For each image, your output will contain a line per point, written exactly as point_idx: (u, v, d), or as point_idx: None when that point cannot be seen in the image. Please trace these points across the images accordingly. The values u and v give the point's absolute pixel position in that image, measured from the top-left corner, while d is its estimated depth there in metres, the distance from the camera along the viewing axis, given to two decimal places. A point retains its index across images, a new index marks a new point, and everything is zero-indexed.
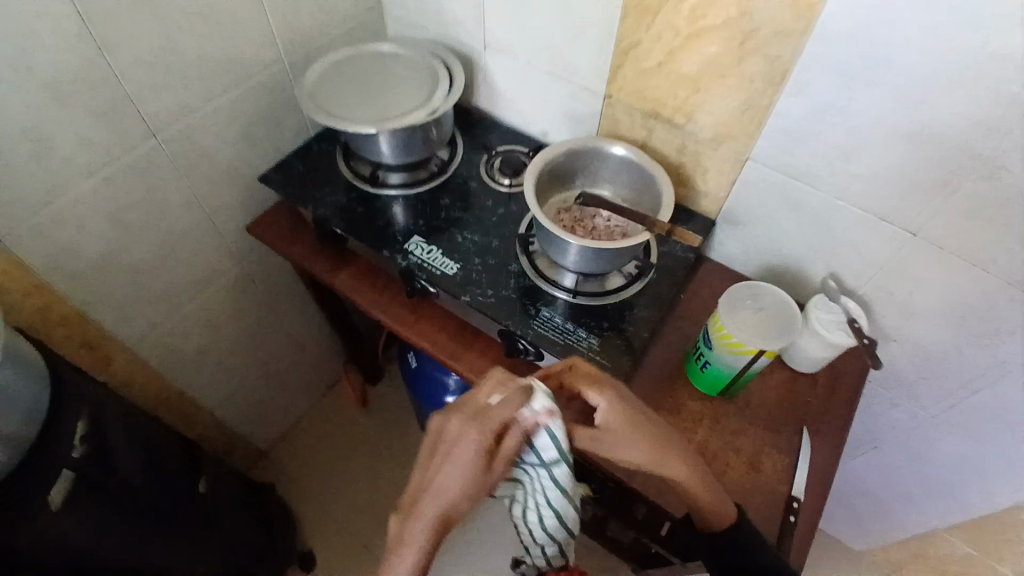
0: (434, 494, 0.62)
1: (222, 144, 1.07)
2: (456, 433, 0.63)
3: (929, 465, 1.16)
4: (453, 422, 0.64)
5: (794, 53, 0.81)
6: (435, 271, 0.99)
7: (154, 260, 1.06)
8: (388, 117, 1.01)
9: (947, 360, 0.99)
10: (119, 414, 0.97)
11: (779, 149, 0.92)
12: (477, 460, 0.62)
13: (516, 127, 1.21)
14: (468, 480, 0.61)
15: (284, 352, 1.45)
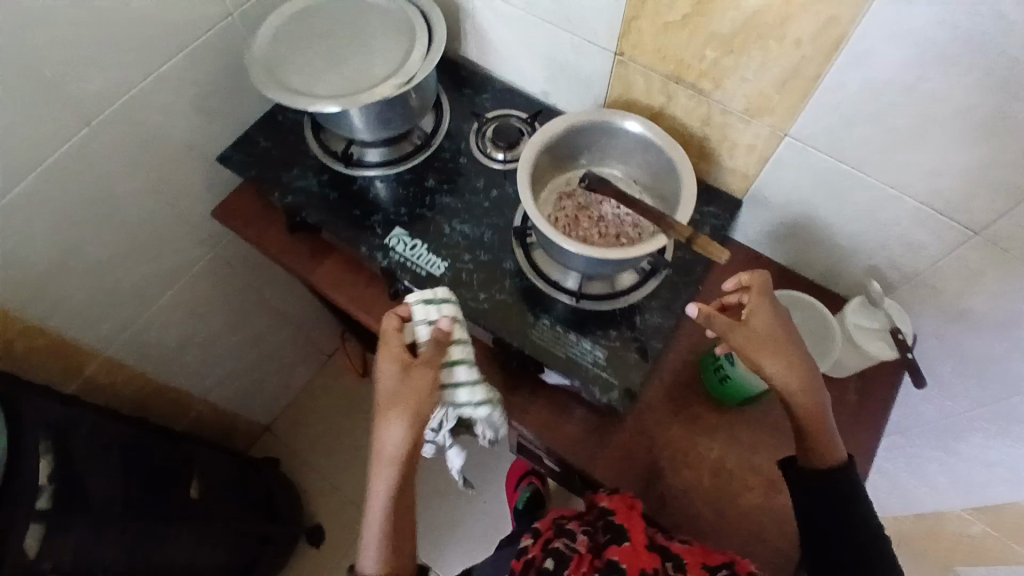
0: (381, 467, 0.75)
1: (175, 121, 0.92)
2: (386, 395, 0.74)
3: (955, 455, 1.09)
4: (382, 394, 0.74)
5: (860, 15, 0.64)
6: (420, 272, 0.88)
7: (112, 258, 0.95)
8: (358, 86, 0.84)
9: (993, 361, 0.88)
10: (95, 434, 0.90)
11: (827, 127, 0.76)
12: (403, 427, 0.72)
13: (511, 84, 1.03)
14: (405, 442, 0.73)
15: (274, 328, 1.37)
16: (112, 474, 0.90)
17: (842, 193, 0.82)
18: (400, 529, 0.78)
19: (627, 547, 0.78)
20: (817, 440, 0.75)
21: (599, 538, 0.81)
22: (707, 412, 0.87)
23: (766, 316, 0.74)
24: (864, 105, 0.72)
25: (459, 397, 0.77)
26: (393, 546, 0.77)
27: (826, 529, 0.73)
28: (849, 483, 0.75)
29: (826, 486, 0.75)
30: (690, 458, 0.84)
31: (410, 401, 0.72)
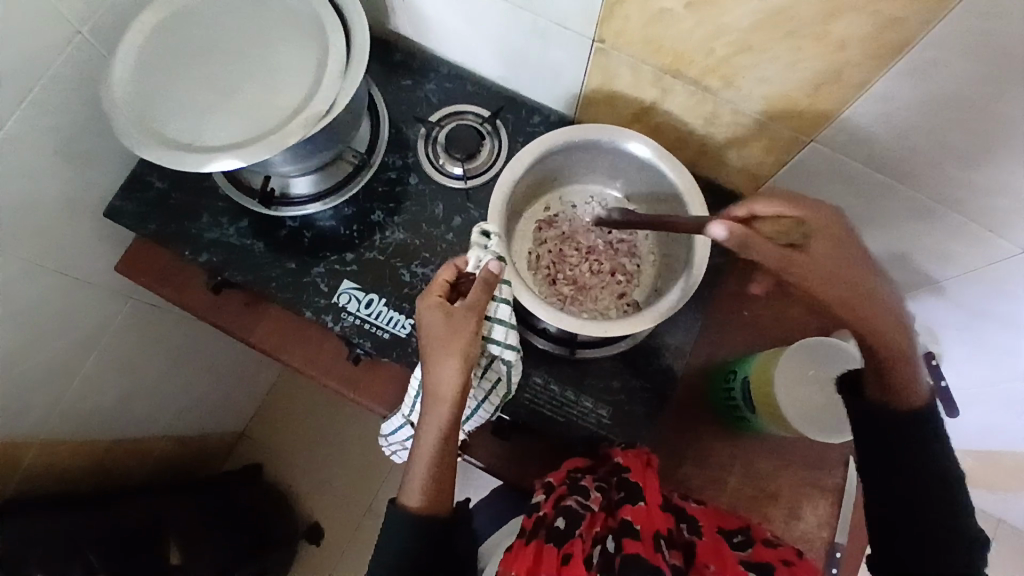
0: (428, 410, 0.60)
1: (41, 179, 0.71)
2: (427, 324, 0.59)
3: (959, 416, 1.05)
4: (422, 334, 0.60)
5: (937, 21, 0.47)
6: (383, 334, 0.75)
7: (11, 352, 0.77)
8: (263, 124, 0.64)
9: (1008, 352, 0.78)
10: (44, 556, 0.78)
11: (870, 137, 0.60)
12: (452, 369, 0.58)
13: (458, 65, 0.82)
14: (455, 383, 0.59)
15: (229, 346, 1.23)
16: None
17: (874, 204, 0.68)
18: (448, 478, 0.63)
19: (640, 506, 0.62)
20: (897, 381, 0.53)
21: (614, 495, 0.65)
22: (720, 445, 0.80)
23: (828, 236, 0.53)
24: (921, 120, 0.55)
25: (492, 335, 0.63)
26: (438, 496, 0.62)
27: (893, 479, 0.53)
28: (933, 438, 0.53)
29: (892, 439, 0.54)
30: (704, 497, 0.79)
31: (461, 338, 0.59)
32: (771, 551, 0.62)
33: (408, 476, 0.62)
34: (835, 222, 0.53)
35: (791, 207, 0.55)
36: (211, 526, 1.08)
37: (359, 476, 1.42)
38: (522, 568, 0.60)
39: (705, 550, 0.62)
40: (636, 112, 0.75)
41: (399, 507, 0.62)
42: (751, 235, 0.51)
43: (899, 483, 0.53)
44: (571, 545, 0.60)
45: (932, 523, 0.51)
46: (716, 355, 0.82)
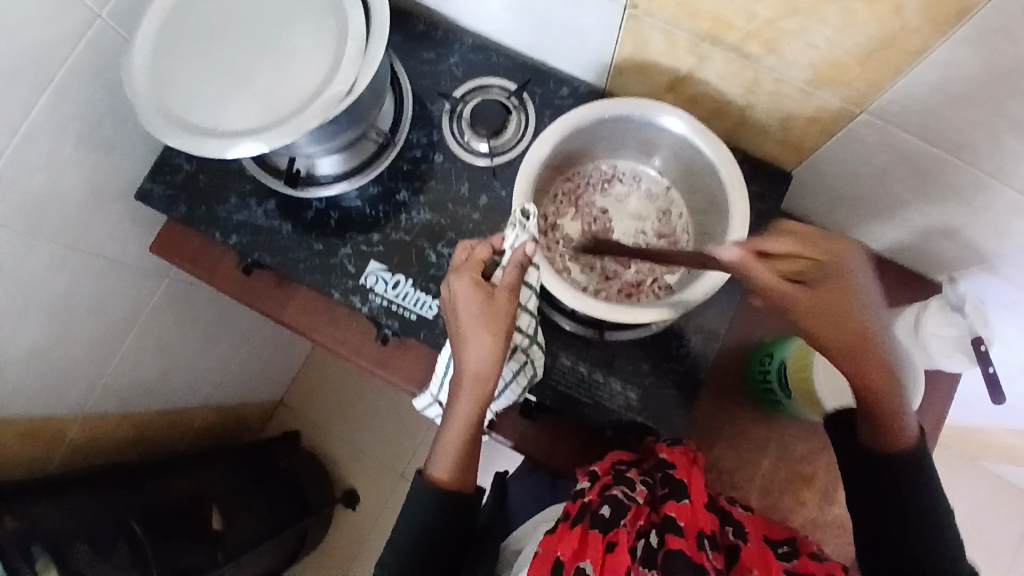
0: (460, 391, 0.61)
1: (68, 166, 0.72)
2: (459, 303, 0.59)
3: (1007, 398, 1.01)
4: (455, 315, 0.60)
5: None
6: (409, 315, 0.75)
7: (54, 332, 0.80)
8: (282, 108, 0.63)
9: None
10: (89, 530, 0.81)
11: (926, 106, 0.56)
12: (488, 347, 0.59)
13: (482, 35, 0.79)
14: (490, 363, 0.59)
15: (262, 320, 1.25)
16: (123, 563, 0.83)
17: (925, 175, 0.64)
18: (476, 452, 0.65)
19: (684, 504, 0.62)
20: (892, 420, 0.59)
21: (659, 490, 0.65)
22: (754, 427, 0.78)
23: (839, 285, 0.52)
24: (983, 91, 0.52)
25: (519, 324, 0.63)
26: (466, 470, 0.65)
27: (880, 502, 0.61)
28: (920, 464, 0.60)
29: (878, 465, 0.61)
30: (735, 480, 0.77)
31: (497, 324, 0.58)
32: (817, 563, 0.62)
33: (438, 452, 0.64)
34: (848, 268, 0.52)
35: (802, 244, 0.53)
36: (248, 496, 1.12)
37: (391, 444, 1.46)
38: (568, 548, 0.60)
39: (750, 555, 0.63)
40: (671, 81, 0.70)
41: (427, 480, 0.64)
42: (754, 264, 0.52)
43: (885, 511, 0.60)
44: (617, 534, 0.60)
45: (915, 546, 0.59)
46: (751, 336, 0.79)
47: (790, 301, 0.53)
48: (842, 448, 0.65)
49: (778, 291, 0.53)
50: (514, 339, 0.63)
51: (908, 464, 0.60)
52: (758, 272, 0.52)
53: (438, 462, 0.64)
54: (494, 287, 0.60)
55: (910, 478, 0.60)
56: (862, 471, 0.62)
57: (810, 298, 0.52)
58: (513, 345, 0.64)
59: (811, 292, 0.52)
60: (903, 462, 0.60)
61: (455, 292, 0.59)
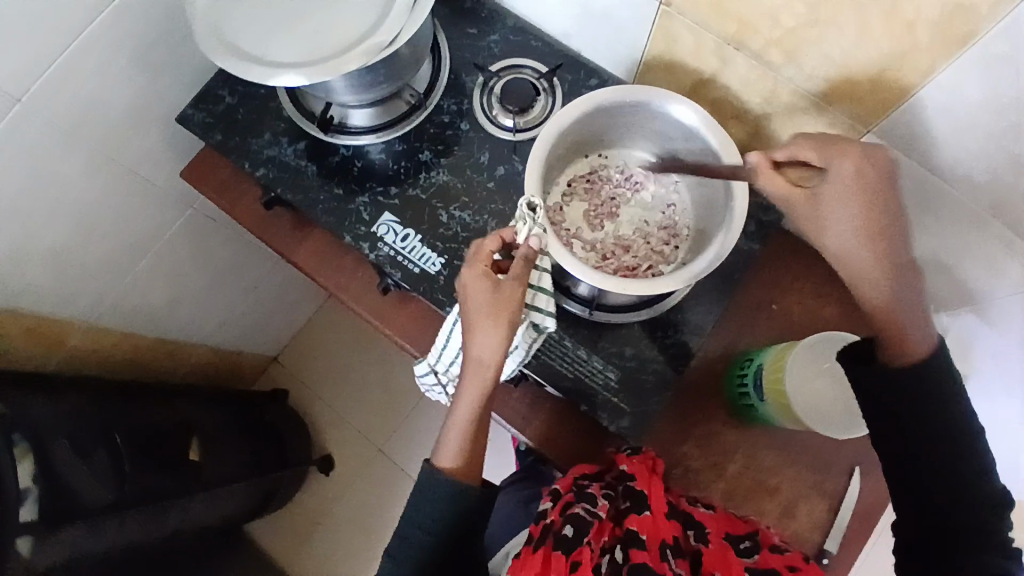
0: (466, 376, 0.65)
1: (119, 79, 0.76)
2: (469, 301, 0.62)
3: None
4: (465, 305, 0.63)
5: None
6: (412, 268, 0.78)
7: (76, 235, 0.84)
8: (326, 48, 0.67)
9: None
10: (72, 431, 0.84)
11: (930, 130, 0.59)
12: (498, 340, 0.62)
13: (525, 19, 0.84)
14: (499, 353, 0.63)
15: (273, 272, 1.28)
16: (101, 468, 0.85)
17: (923, 203, 0.67)
18: (481, 435, 0.68)
19: (645, 516, 0.69)
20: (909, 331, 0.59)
21: (621, 504, 0.70)
22: (727, 431, 0.79)
23: (848, 184, 0.57)
24: (983, 121, 0.55)
25: (534, 304, 0.66)
26: (469, 456, 0.69)
27: (908, 437, 0.60)
28: (945, 383, 0.59)
29: (898, 393, 0.60)
30: (701, 480, 0.78)
31: (504, 315, 0.62)
32: (777, 556, 0.67)
33: (444, 439, 0.68)
34: (858, 174, 0.57)
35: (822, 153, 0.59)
36: (228, 437, 1.14)
37: (375, 417, 1.48)
38: (532, 572, 0.66)
39: (711, 558, 0.68)
40: (694, 84, 0.74)
41: (434, 466, 0.68)
42: (767, 170, 0.61)
43: (911, 443, 0.60)
44: (580, 553, 0.66)
45: (946, 473, 0.59)
46: (736, 344, 0.81)
47: (791, 202, 0.60)
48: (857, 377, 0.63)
49: (785, 194, 0.60)
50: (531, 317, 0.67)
51: (927, 382, 0.59)
52: (765, 179, 0.61)
53: (448, 450, 0.68)
54: (503, 278, 0.63)
55: (936, 402, 0.59)
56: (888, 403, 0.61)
57: (807, 198, 0.59)
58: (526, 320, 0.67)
59: (813, 195, 0.59)
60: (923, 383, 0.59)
61: (466, 285, 0.62)
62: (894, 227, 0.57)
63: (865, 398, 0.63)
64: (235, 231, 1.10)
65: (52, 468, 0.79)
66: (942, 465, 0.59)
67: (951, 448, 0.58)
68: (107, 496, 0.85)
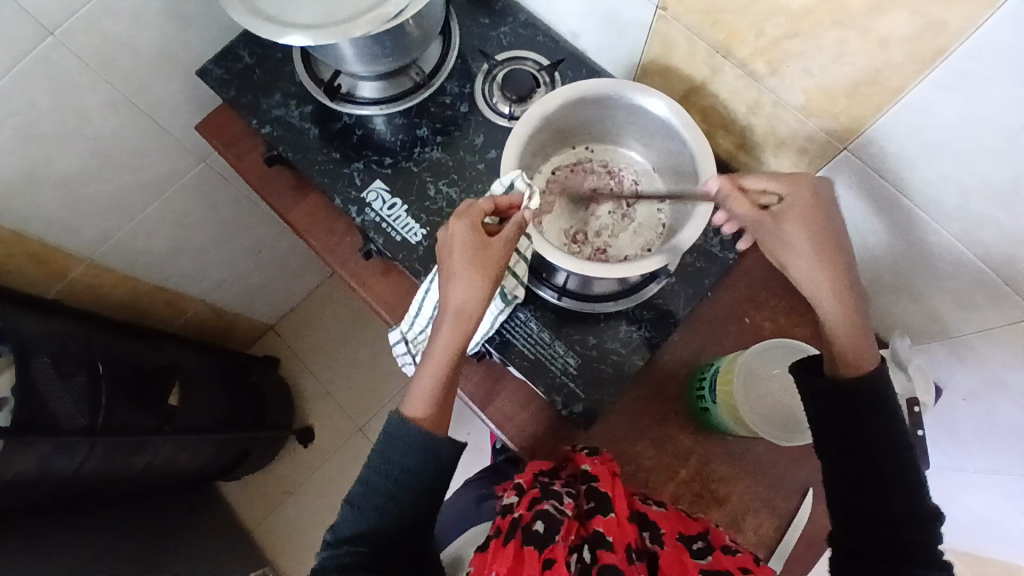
0: (443, 324, 0.66)
1: (147, 26, 0.81)
2: (457, 248, 0.64)
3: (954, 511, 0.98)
4: (449, 252, 0.64)
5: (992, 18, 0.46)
6: (394, 236, 0.80)
7: (89, 170, 0.89)
8: (338, 14, 0.71)
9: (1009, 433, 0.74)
10: (56, 352, 0.87)
11: (903, 150, 0.59)
12: (479, 288, 0.64)
13: (536, 16, 0.87)
14: (478, 302, 0.64)
15: (277, 240, 1.32)
16: (80, 393, 0.88)
17: (900, 229, 0.67)
18: (453, 387, 0.68)
19: (610, 517, 0.66)
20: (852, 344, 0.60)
21: (584, 504, 0.68)
22: (683, 436, 0.79)
23: (803, 207, 0.60)
24: (952, 143, 0.55)
25: (513, 267, 0.72)
26: (441, 410, 0.68)
27: (850, 448, 0.59)
28: (885, 397, 0.59)
29: (844, 405, 0.60)
30: (652, 480, 0.78)
31: (489, 265, 0.64)
32: (730, 558, 0.65)
33: (416, 387, 0.67)
34: (812, 198, 0.60)
35: (778, 179, 0.61)
36: (210, 392, 1.16)
37: (360, 397, 1.50)
38: (504, 565, 0.62)
39: (667, 560, 0.65)
40: (687, 91, 0.76)
41: (403, 415, 0.67)
42: (733, 192, 0.62)
43: (853, 455, 0.59)
44: (553, 549, 0.63)
45: (881, 487, 0.57)
46: (703, 351, 0.81)
47: (759, 224, 0.61)
48: (804, 389, 0.63)
49: (752, 217, 0.61)
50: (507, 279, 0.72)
51: (871, 397, 0.59)
52: (735, 201, 0.62)
53: (416, 400, 0.67)
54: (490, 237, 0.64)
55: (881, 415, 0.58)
56: (832, 411, 0.60)
57: (773, 219, 0.61)
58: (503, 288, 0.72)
59: (776, 216, 0.61)
60: (868, 398, 0.59)
61: (454, 235, 0.64)
62: (844, 242, 0.60)
63: (812, 404, 0.62)
64: (245, 192, 1.15)
65: (31, 383, 0.83)
66: (881, 481, 0.57)
67: (891, 465, 0.57)
68: (82, 419, 0.88)
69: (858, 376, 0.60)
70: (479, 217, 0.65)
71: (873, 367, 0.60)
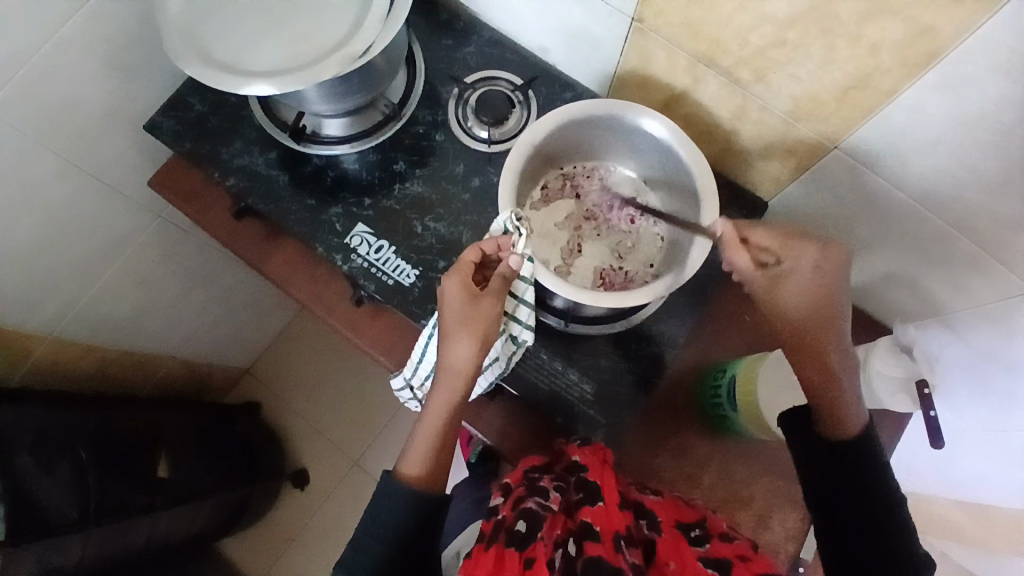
0: (438, 384, 0.62)
1: (88, 85, 0.74)
2: (447, 301, 0.61)
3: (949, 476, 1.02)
4: (442, 311, 0.62)
5: (984, 20, 0.46)
6: (386, 280, 0.77)
7: (43, 244, 0.82)
8: (300, 57, 0.66)
9: (1007, 397, 0.76)
10: (35, 444, 0.80)
11: (895, 147, 0.60)
12: (472, 345, 0.60)
13: (500, 33, 0.84)
14: (472, 360, 0.61)
15: (246, 282, 1.26)
16: (64, 484, 0.82)
17: (893, 219, 0.67)
18: (451, 445, 0.62)
19: (599, 507, 0.63)
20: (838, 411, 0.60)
21: (573, 495, 0.66)
22: (701, 443, 0.79)
23: (803, 274, 0.60)
24: (947, 140, 0.56)
25: (516, 313, 0.66)
26: (438, 470, 0.61)
27: (836, 499, 0.60)
28: (868, 455, 0.59)
29: (832, 456, 0.60)
30: (676, 491, 0.78)
31: (480, 322, 0.60)
32: (728, 546, 0.63)
33: (412, 443, 0.62)
34: (813, 265, 0.59)
35: (781, 240, 0.61)
36: (198, 454, 1.10)
37: (352, 429, 1.46)
38: (484, 569, 0.59)
39: (665, 547, 0.64)
40: (667, 99, 0.75)
41: (397, 472, 0.60)
42: (735, 244, 0.62)
43: (845, 507, 0.59)
44: (534, 548, 0.60)
45: (874, 538, 0.58)
46: (709, 356, 0.81)
47: (755, 283, 0.62)
48: (796, 442, 0.63)
49: (749, 274, 0.62)
50: (511, 327, 0.67)
51: (859, 455, 0.59)
52: (735, 253, 0.62)
53: (409, 462, 0.61)
54: (481, 291, 0.62)
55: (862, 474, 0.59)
56: (819, 467, 0.61)
57: (770, 281, 0.61)
58: (505, 330, 0.67)
59: (774, 280, 0.61)
60: (855, 456, 0.59)
61: (445, 292, 0.61)
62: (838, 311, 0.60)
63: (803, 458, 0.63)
64: (208, 240, 1.08)
65: (14, 483, 0.76)
66: (871, 531, 0.58)
67: (882, 516, 0.58)
68: (70, 512, 0.82)
69: (842, 438, 0.60)
70: (470, 266, 0.62)
71: (855, 431, 0.59)
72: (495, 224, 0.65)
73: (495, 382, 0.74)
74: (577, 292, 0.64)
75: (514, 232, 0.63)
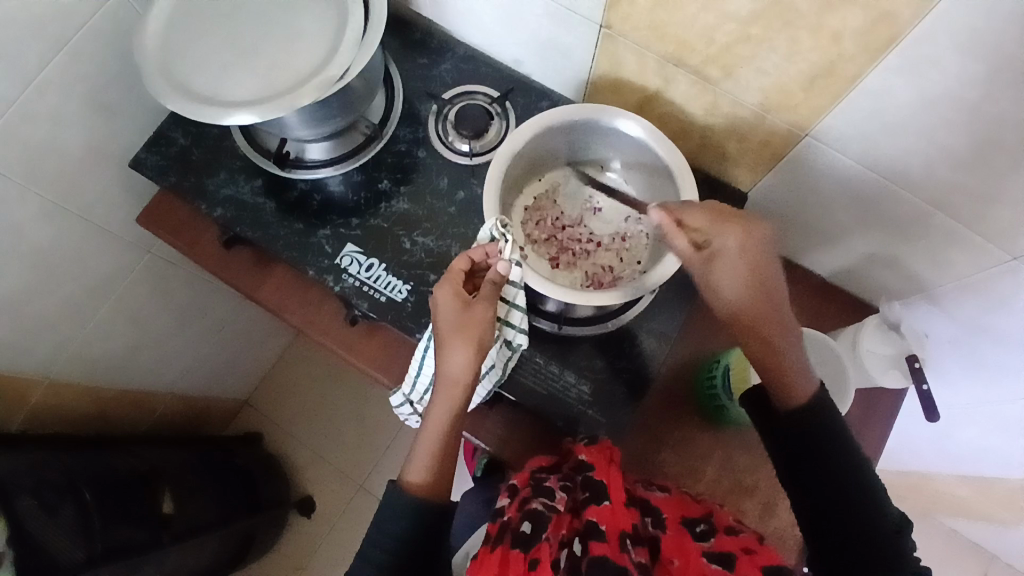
0: (437, 396, 0.62)
1: (70, 126, 0.76)
2: (441, 309, 0.61)
3: (951, 452, 1.03)
4: (436, 322, 0.62)
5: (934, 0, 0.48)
6: (378, 297, 0.77)
7: (35, 287, 0.82)
8: (278, 86, 0.67)
9: (996, 366, 0.78)
10: (37, 487, 0.79)
11: (864, 130, 0.62)
12: (468, 352, 0.60)
13: (474, 48, 0.86)
14: (469, 367, 0.61)
15: (238, 313, 1.26)
16: (68, 527, 0.81)
17: (866, 200, 0.69)
18: (452, 454, 0.62)
19: (605, 506, 0.63)
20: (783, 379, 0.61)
21: (580, 495, 0.66)
22: (701, 435, 0.80)
23: (733, 252, 0.59)
24: (917, 118, 0.58)
25: (509, 318, 0.67)
26: (443, 478, 0.61)
27: (805, 475, 0.59)
28: (835, 431, 0.59)
29: (799, 437, 0.60)
30: (681, 484, 0.79)
31: (476, 328, 0.61)
32: (733, 539, 0.63)
33: (415, 452, 0.61)
34: (741, 247, 0.58)
35: (711, 217, 0.59)
36: (203, 491, 1.08)
37: (353, 452, 1.45)
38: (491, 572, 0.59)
39: (668, 544, 0.64)
40: (641, 100, 0.77)
41: (402, 484, 0.60)
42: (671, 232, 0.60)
43: (817, 485, 0.59)
44: (539, 549, 0.60)
45: (845, 515, 0.57)
46: (702, 348, 0.83)
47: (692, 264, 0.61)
48: (764, 425, 0.64)
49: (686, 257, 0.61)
50: (504, 332, 0.68)
51: (825, 435, 0.59)
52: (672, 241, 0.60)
53: (415, 473, 0.61)
54: (473, 298, 0.63)
55: (831, 454, 0.59)
56: (788, 448, 0.61)
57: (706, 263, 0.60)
58: (500, 335, 0.68)
59: (710, 259, 0.60)
60: (821, 437, 0.59)
61: (438, 303, 0.62)
62: (772, 287, 0.59)
63: (774, 443, 0.63)
64: (199, 272, 1.09)
65: (20, 528, 0.75)
66: (842, 507, 0.57)
67: (850, 491, 0.58)
68: (76, 554, 0.81)
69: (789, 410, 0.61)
70: (461, 275, 0.63)
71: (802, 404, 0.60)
72: (481, 232, 0.66)
73: (494, 389, 0.74)
74: (568, 293, 0.64)
75: (501, 238, 0.64)
